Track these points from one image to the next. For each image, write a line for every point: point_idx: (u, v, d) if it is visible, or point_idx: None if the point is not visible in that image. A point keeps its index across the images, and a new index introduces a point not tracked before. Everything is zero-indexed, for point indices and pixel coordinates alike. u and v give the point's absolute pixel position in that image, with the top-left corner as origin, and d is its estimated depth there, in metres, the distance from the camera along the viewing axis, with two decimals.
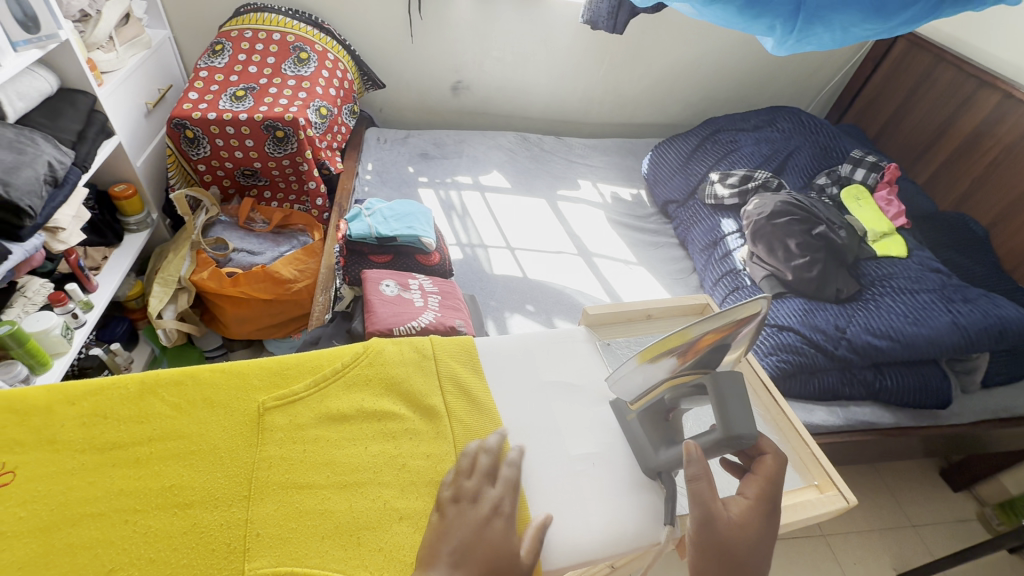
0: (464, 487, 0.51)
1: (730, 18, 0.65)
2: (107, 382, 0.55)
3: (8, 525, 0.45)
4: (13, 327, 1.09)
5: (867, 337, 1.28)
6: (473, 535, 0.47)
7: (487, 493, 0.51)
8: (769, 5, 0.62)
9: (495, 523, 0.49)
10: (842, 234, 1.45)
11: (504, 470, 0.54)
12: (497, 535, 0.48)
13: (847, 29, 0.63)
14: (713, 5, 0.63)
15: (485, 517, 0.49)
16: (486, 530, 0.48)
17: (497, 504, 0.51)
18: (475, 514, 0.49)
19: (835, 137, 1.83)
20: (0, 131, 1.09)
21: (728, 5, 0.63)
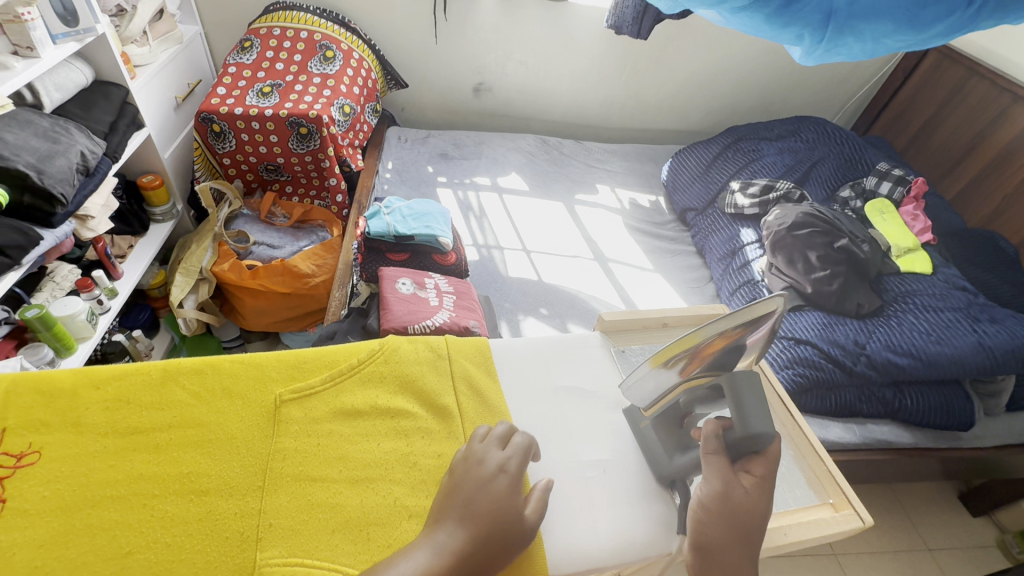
0: (473, 450, 0.52)
1: (758, 25, 0.65)
2: (131, 367, 0.56)
3: (31, 502, 0.47)
4: (42, 311, 1.13)
5: (887, 354, 1.26)
6: (476, 492, 0.48)
7: (493, 455, 0.51)
8: (797, 15, 0.61)
9: (498, 480, 0.49)
10: (865, 248, 1.41)
11: (516, 439, 0.54)
12: (498, 491, 0.48)
13: (878, 39, 0.62)
14: (740, 14, 0.63)
15: (489, 477, 0.49)
16: (489, 488, 0.48)
17: (502, 463, 0.51)
18: (480, 471, 0.49)
19: (861, 148, 1.80)
20: (37, 121, 1.13)
21: (757, 12, 0.62)
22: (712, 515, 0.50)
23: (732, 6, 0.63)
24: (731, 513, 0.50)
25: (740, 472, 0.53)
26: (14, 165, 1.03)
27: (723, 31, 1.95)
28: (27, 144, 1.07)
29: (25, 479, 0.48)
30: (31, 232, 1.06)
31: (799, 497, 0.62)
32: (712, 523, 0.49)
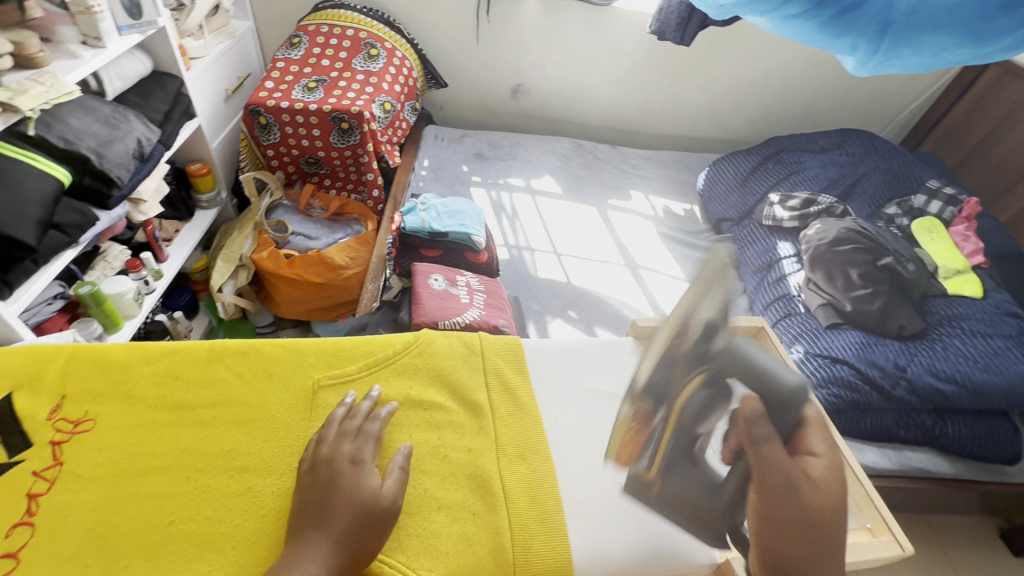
0: (322, 452, 0.50)
1: (810, 34, 0.64)
2: (181, 346, 0.59)
3: (86, 467, 0.50)
4: (94, 288, 1.18)
5: (928, 378, 1.21)
6: (324, 495, 0.46)
7: (342, 449, 0.50)
8: (850, 25, 0.59)
9: (349, 472, 0.48)
10: (910, 267, 1.35)
11: (369, 427, 0.53)
12: (347, 485, 0.47)
13: (937, 52, 0.59)
14: (791, 22, 0.63)
15: (334, 471, 0.48)
16: (338, 482, 0.47)
17: (350, 455, 0.50)
18: (327, 470, 0.48)
19: (910, 164, 1.71)
20: (99, 107, 1.18)
21: (808, 21, 0.62)
22: (784, 539, 0.42)
23: (783, 14, 0.63)
24: (807, 524, 0.42)
25: (804, 456, 0.43)
26: (77, 149, 1.08)
27: (769, 39, 1.91)
28: (90, 129, 1.12)
29: (81, 445, 0.51)
30: (89, 212, 1.11)
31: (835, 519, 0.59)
32: (778, 536, 0.42)
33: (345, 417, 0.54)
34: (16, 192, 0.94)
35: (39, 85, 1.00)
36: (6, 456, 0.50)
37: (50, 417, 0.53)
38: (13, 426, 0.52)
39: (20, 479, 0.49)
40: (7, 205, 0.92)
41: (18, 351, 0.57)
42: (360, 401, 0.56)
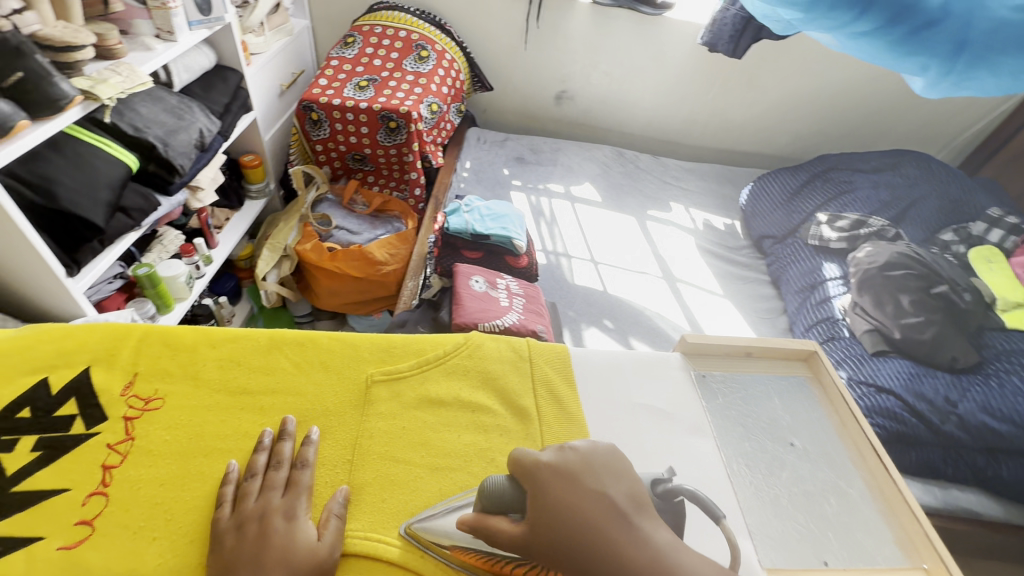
0: (249, 509, 0.47)
1: (878, 51, 0.63)
2: (243, 332, 0.61)
3: (155, 444, 0.51)
4: (151, 271, 1.24)
5: (982, 416, 1.14)
6: (252, 557, 0.44)
7: (271, 502, 0.48)
8: (926, 44, 0.58)
9: (281, 529, 0.46)
10: (967, 297, 1.24)
11: (300, 477, 0.50)
12: (280, 541, 0.45)
13: (1016, 76, 0.57)
14: (859, 39, 0.63)
15: (265, 527, 0.46)
16: (270, 538, 0.45)
17: (283, 510, 0.47)
18: (257, 527, 0.46)
19: (970, 190, 1.59)
20: (167, 98, 1.24)
21: (878, 39, 0.61)
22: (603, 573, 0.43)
23: (852, 31, 0.63)
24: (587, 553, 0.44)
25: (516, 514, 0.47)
26: (146, 136, 1.13)
27: (824, 55, 1.86)
28: (157, 119, 1.18)
29: (151, 422, 0.53)
30: (152, 198, 1.16)
31: (888, 556, 0.58)
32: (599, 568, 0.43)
33: (269, 467, 0.51)
34: (88, 174, 0.99)
35: (117, 76, 1.05)
36: (82, 427, 0.51)
37: (124, 392, 0.54)
38: (90, 399, 0.53)
39: (95, 450, 0.50)
40: (79, 185, 0.97)
41: (90, 327, 0.58)
42: (278, 442, 0.53)
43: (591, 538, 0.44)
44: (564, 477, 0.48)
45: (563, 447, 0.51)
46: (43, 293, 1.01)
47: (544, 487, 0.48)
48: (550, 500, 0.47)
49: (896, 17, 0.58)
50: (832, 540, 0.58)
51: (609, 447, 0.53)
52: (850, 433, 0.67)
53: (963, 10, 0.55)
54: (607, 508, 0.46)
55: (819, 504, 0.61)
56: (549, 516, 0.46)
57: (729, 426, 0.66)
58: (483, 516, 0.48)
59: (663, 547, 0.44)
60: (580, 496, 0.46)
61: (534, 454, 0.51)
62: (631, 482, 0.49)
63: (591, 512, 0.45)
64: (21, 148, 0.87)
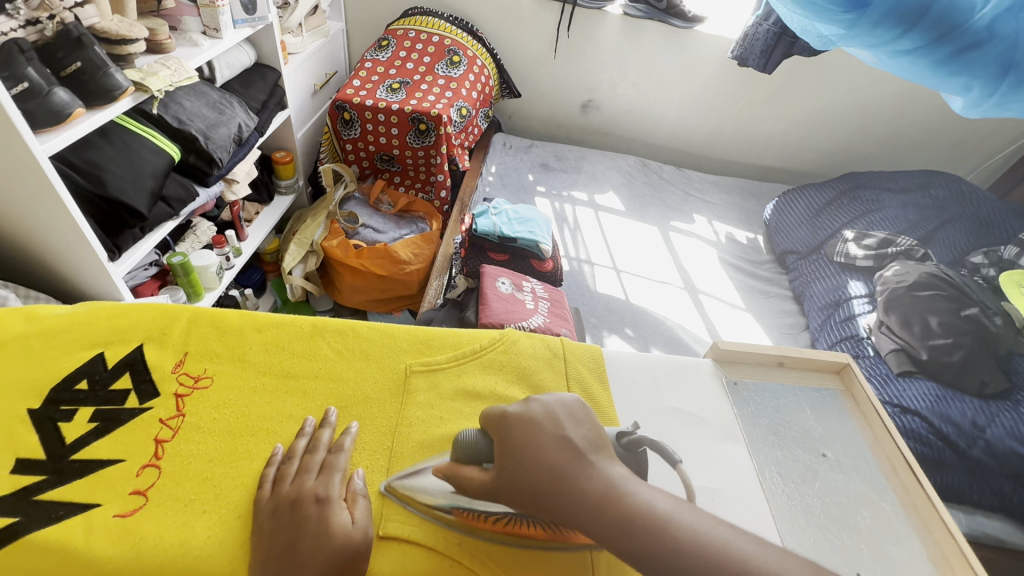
0: (285, 491, 0.47)
1: (920, 70, 0.67)
2: (287, 319, 0.62)
3: (204, 421, 0.52)
4: (184, 260, 1.27)
5: (1011, 443, 1.13)
6: (288, 541, 0.43)
7: (305, 483, 0.47)
8: (968, 66, 0.62)
9: (315, 514, 0.45)
10: (998, 321, 1.25)
11: (335, 460, 0.50)
12: (314, 527, 0.44)
13: None
14: (901, 58, 0.67)
15: (300, 512, 0.45)
16: (307, 524, 0.44)
17: (317, 494, 0.46)
18: (292, 513, 0.45)
19: (1001, 215, 1.58)
20: (209, 93, 1.28)
21: (920, 59, 0.65)
22: (557, 513, 0.42)
23: (894, 51, 0.66)
24: (543, 493, 0.43)
25: (482, 463, 0.48)
26: (188, 129, 1.17)
27: (852, 74, 1.86)
28: (200, 112, 1.21)
29: (201, 400, 0.54)
30: (191, 188, 1.20)
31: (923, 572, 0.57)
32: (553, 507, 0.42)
33: (307, 451, 0.51)
34: (135, 163, 1.02)
35: (166, 69, 1.08)
36: (135, 402, 0.53)
37: (175, 370, 0.56)
38: (143, 374, 0.55)
39: (148, 425, 0.51)
40: (126, 173, 1.00)
41: (143, 307, 0.59)
42: (319, 429, 0.53)
43: (544, 475, 0.43)
44: (528, 428, 0.47)
45: (529, 399, 0.50)
46: (85, 276, 1.04)
47: (506, 433, 0.48)
48: (508, 443, 0.47)
49: (942, 38, 0.61)
50: (865, 553, 0.57)
51: (575, 400, 0.51)
52: (885, 448, 0.66)
53: (1009, 34, 0.59)
54: (562, 447, 0.45)
55: (852, 516, 0.60)
56: (509, 457, 0.46)
57: (761, 434, 0.66)
58: (456, 466, 0.49)
59: (617, 479, 0.43)
60: (538, 437, 0.46)
61: (501, 407, 0.51)
62: (597, 429, 0.48)
63: (547, 452, 0.45)
64: (76, 135, 0.90)
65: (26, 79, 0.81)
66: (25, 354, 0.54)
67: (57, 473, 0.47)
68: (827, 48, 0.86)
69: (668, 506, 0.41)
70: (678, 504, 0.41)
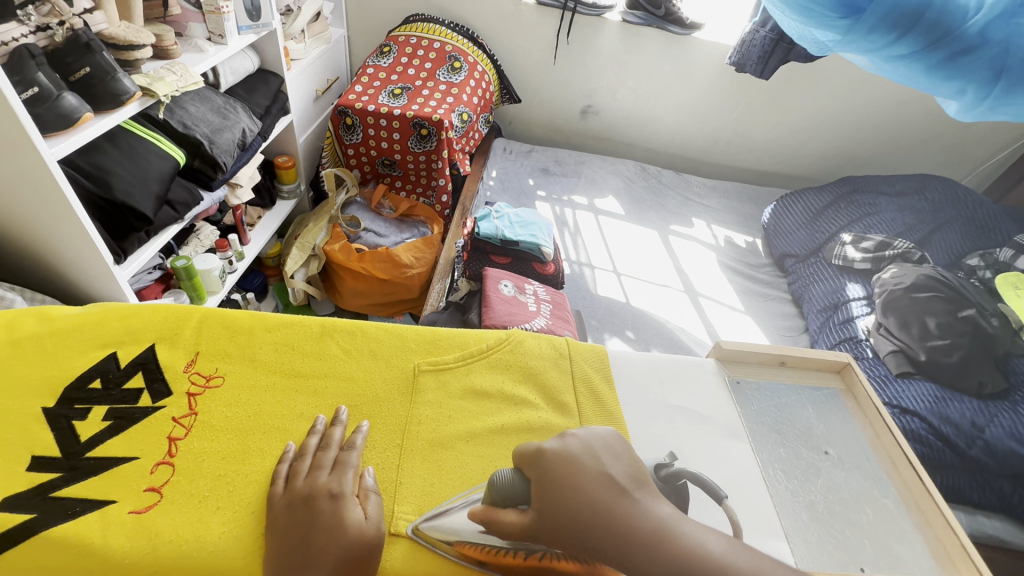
0: (299, 487, 0.48)
1: (915, 75, 0.68)
2: (297, 319, 0.63)
3: (217, 419, 0.53)
4: (188, 263, 1.27)
5: (1010, 443, 1.14)
6: (303, 536, 0.44)
7: (319, 479, 0.48)
8: (961, 71, 0.64)
9: (328, 508, 0.46)
10: (995, 322, 1.26)
11: (348, 457, 0.51)
12: (328, 521, 0.45)
13: None
14: (897, 63, 0.68)
15: (314, 507, 0.46)
16: (319, 519, 0.45)
17: (330, 489, 0.48)
18: (306, 509, 0.46)
19: (997, 217, 1.59)
20: (214, 98, 1.29)
21: (916, 63, 0.67)
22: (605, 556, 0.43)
23: (889, 56, 0.68)
24: (592, 535, 0.43)
25: (520, 505, 0.48)
26: (193, 134, 1.18)
27: (848, 79, 1.89)
28: (204, 117, 1.23)
29: (214, 399, 0.54)
30: (195, 192, 1.21)
31: (925, 566, 0.58)
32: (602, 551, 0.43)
33: (319, 448, 0.52)
34: (140, 166, 1.03)
35: (172, 75, 1.09)
36: (148, 401, 0.53)
37: (187, 369, 0.56)
38: (155, 374, 0.55)
39: (160, 423, 0.52)
40: (133, 177, 1.01)
41: (153, 308, 0.60)
42: (331, 428, 0.54)
43: (590, 513, 0.44)
44: (571, 467, 0.48)
45: (565, 435, 0.52)
46: (90, 279, 1.04)
47: (546, 470, 0.49)
48: (549, 481, 0.48)
49: (936, 43, 0.63)
50: (868, 548, 0.58)
51: (607, 433, 0.54)
52: (885, 445, 0.67)
53: (1001, 40, 0.60)
54: (607, 483, 0.46)
55: (855, 513, 0.61)
56: (551, 497, 0.46)
57: (764, 432, 0.67)
58: (493, 508, 0.49)
59: (665, 518, 0.44)
60: (580, 474, 0.47)
61: (537, 444, 0.52)
62: (634, 462, 0.50)
63: (591, 488, 0.46)
64: (84, 138, 0.90)
65: (36, 84, 0.82)
66: (37, 353, 0.55)
67: (72, 469, 0.47)
68: (823, 52, 0.87)
69: (721, 547, 0.43)
70: (729, 545, 0.43)
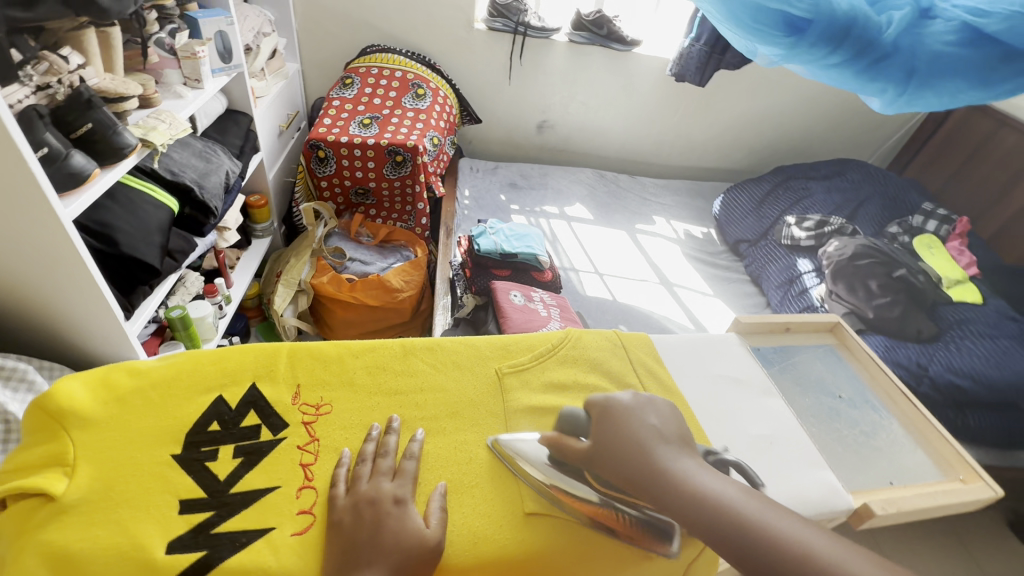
0: (363, 490, 0.52)
1: (847, 78, 0.83)
2: (378, 343, 0.67)
3: (338, 441, 0.57)
4: (183, 313, 1.24)
5: (949, 376, 1.35)
6: (371, 538, 0.48)
7: (383, 487, 0.52)
8: (882, 73, 0.80)
9: (393, 513, 0.50)
10: (921, 278, 1.50)
11: (406, 466, 0.55)
12: (394, 526, 0.49)
13: (953, 93, 0.80)
14: (832, 70, 0.83)
15: (379, 512, 0.50)
16: (385, 522, 0.49)
17: (393, 496, 0.52)
18: (372, 511, 0.50)
19: (904, 190, 1.90)
20: (193, 142, 1.27)
21: (847, 69, 0.81)
22: (639, 479, 0.51)
23: (825, 64, 0.82)
24: (630, 460, 0.52)
25: (580, 436, 0.58)
26: (183, 180, 1.16)
27: (769, 82, 2.14)
28: (189, 162, 1.21)
29: (329, 425, 0.58)
30: (191, 240, 1.19)
31: (930, 473, 0.72)
32: (637, 473, 0.51)
33: (377, 455, 0.56)
34: (141, 219, 1.01)
35: (163, 123, 1.07)
36: (270, 434, 0.57)
37: (295, 402, 0.60)
38: (267, 410, 0.59)
39: (288, 452, 0.56)
40: (135, 230, 0.99)
41: (241, 348, 0.62)
42: (386, 435, 0.58)
43: (637, 450, 0.53)
44: (631, 411, 0.57)
45: (636, 394, 0.61)
46: (100, 340, 1.00)
47: (609, 413, 0.58)
48: (609, 421, 0.57)
49: (861, 52, 0.78)
50: (886, 464, 0.72)
51: (666, 405, 0.61)
52: (882, 384, 0.82)
53: (908, 48, 0.76)
54: (654, 435, 0.54)
55: (872, 440, 0.75)
56: (606, 431, 0.56)
57: (790, 386, 0.79)
58: (560, 437, 0.59)
59: (687, 470, 0.50)
60: (630, 422, 0.56)
61: (606, 395, 0.60)
62: (680, 429, 0.58)
63: (639, 431, 0.55)
64: (94, 196, 0.89)
65: (46, 144, 0.80)
66: (145, 405, 0.56)
67: (225, 505, 0.50)
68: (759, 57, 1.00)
69: (734, 493, 0.48)
70: (744, 494, 0.48)
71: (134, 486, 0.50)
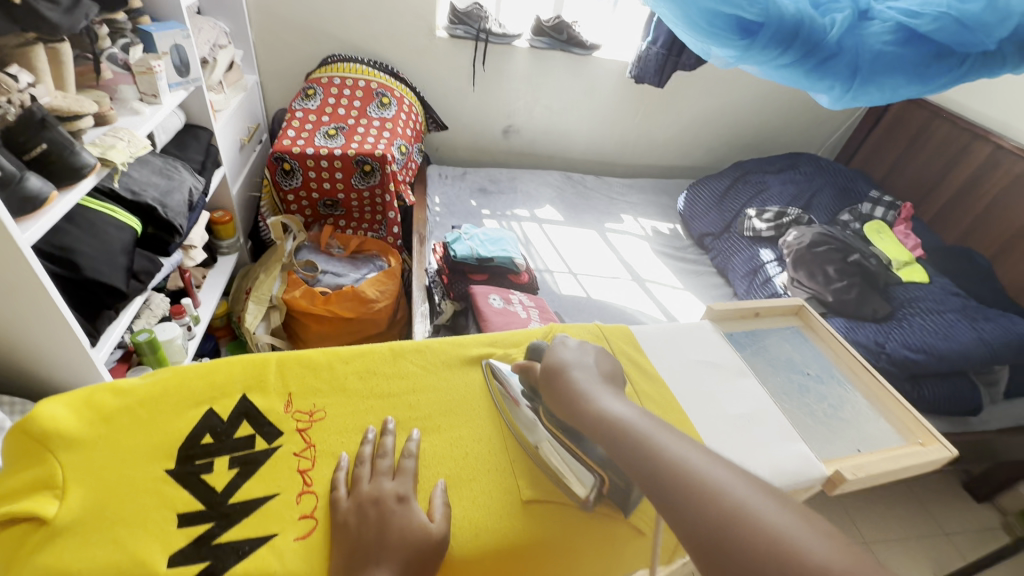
0: (365, 491, 0.52)
1: (798, 77, 0.88)
2: (367, 347, 0.68)
3: (334, 444, 0.58)
4: (151, 336, 1.19)
5: (905, 351, 1.42)
6: (377, 537, 0.48)
7: (385, 486, 0.53)
8: (829, 72, 0.85)
9: (397, 510, 0.51)
10: (874, 261, 1.60)
11: (406, 464, 0.56)
12: (399, 521, 0.50)
13: (894, 88, 0.86)
14: (784, 70, 0.88)
15: (383, 510, 0.50)
16: (391, 520, 0.50)
17: (394, 494, 0.52)
18: (377, 510, 0.50)
19: (852, 179, 2.02)
20: (151, 159, 1.23)
21: (797, 69, 0.87)
22: (559, 400, 0.60)
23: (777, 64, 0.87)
24: (557, 385, 0.61)
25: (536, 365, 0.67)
26: (145, 199, 1.12)
27: (723, 81, 2.23)
28: (150, 180, 1.17)
29: (323, 430, 0.59)
30: (157, 260, 1.15)
31: (894, 440, 0.77)
32: (560, 396, 0.60)
33: (376, 456, 0.56)
34: (104, 240, 0.97)
35: (121, 141, 1.04)
36: (265, 443, 0.57)
37: (287, 410, 0.60)
38: (260, 420, 0.59)
39: (285, 459, 0.56)
40: (97, 252, 0.95)
41: (229, 360, 0.62)
42: (382, 437, 0.58)
43: (563, 376, 0.61)
44: (576, 349, 0.66)
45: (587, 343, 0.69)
46: (61, 369, 0.95)
47: (559, 350, 0.67)
48: (555, 354, 0.66)
49: (809, 53, 0.84)
50: (855, 435, 0.77)
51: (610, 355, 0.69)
52: (846, 360, 0.87)
53: (851, 48, 0.82)
54: (584, 367, 0.63)
55: (840, 414, 0.79)
56: (551, 360, 0.65)
57: (764, 368, 0.84)
58: (530, 364, 0.67)
59: (596, 393, 0.58)
60: (565, 355, 0.65)
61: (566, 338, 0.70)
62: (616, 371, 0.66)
63: (572, 362, 0.64)
64: (51, 220, 0.85)
65: None
66: (134, 424, 0.56)
67: (226, 516, 0.50)
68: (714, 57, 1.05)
69: (626, 411, 0.55)
70: (638, 413, 0.55)
71: (129, 502, 0.50)
